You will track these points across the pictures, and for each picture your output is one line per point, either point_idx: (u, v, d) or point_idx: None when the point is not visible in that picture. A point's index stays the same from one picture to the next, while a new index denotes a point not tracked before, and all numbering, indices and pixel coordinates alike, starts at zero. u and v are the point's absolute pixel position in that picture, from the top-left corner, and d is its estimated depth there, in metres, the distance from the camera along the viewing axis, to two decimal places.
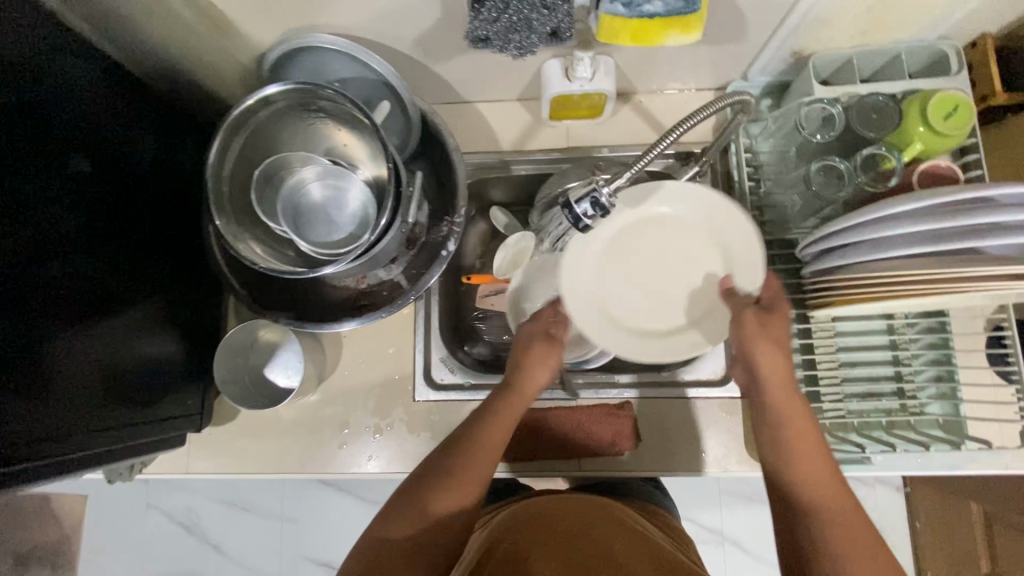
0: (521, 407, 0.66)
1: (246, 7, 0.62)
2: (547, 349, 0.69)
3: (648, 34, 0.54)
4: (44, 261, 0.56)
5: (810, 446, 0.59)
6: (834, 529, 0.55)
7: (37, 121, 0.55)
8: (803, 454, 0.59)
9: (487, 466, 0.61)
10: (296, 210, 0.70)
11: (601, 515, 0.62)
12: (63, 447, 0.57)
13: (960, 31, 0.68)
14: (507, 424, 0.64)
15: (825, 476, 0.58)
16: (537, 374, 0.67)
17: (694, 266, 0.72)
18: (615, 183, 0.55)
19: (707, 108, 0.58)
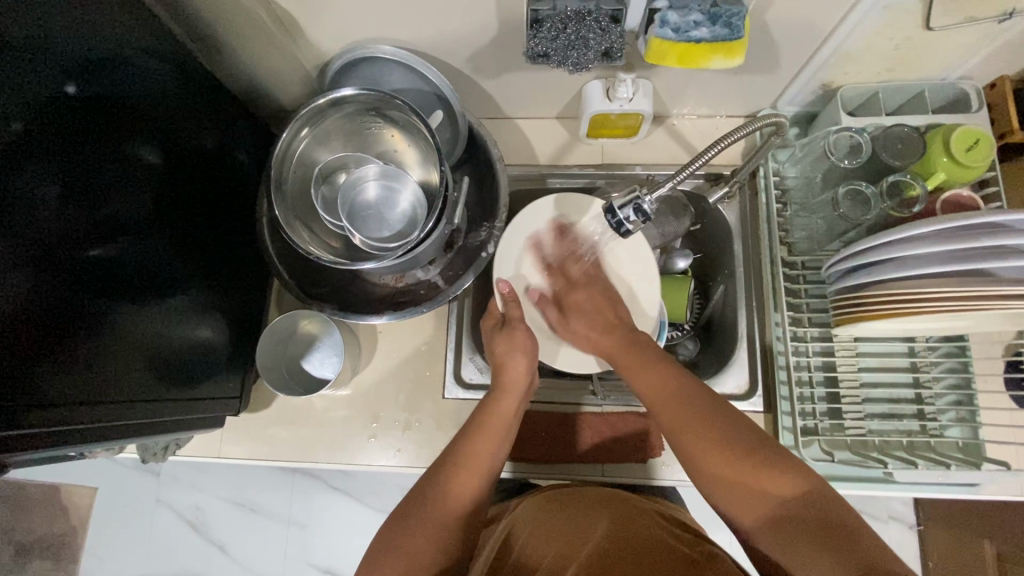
0: (507, 412, 0.66)
1: (321, 18, 0.68)
2: (525, 350, 0.71)
3: (697, 55, 0.59)
4: (104, 240, 0.60)
5: (649, 371, 0.63)
6: (682, 433, 0.57)
7: (113, 112, 0.60)
8: (648, 380, 0.63)
9: (476, 471, 0.61)
10: (351, 206, 0.75)
11: (609, 503, 0.67)
12: (100, 417, 0.59)
13: (981, 71, 0.72)
14: (493, 429, 0.64)
15: (673, 390, 0.60)
16: (511, 365, 0.69)
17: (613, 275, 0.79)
18: (658, 190, 0.59)
19: (744, 128, 0.62)
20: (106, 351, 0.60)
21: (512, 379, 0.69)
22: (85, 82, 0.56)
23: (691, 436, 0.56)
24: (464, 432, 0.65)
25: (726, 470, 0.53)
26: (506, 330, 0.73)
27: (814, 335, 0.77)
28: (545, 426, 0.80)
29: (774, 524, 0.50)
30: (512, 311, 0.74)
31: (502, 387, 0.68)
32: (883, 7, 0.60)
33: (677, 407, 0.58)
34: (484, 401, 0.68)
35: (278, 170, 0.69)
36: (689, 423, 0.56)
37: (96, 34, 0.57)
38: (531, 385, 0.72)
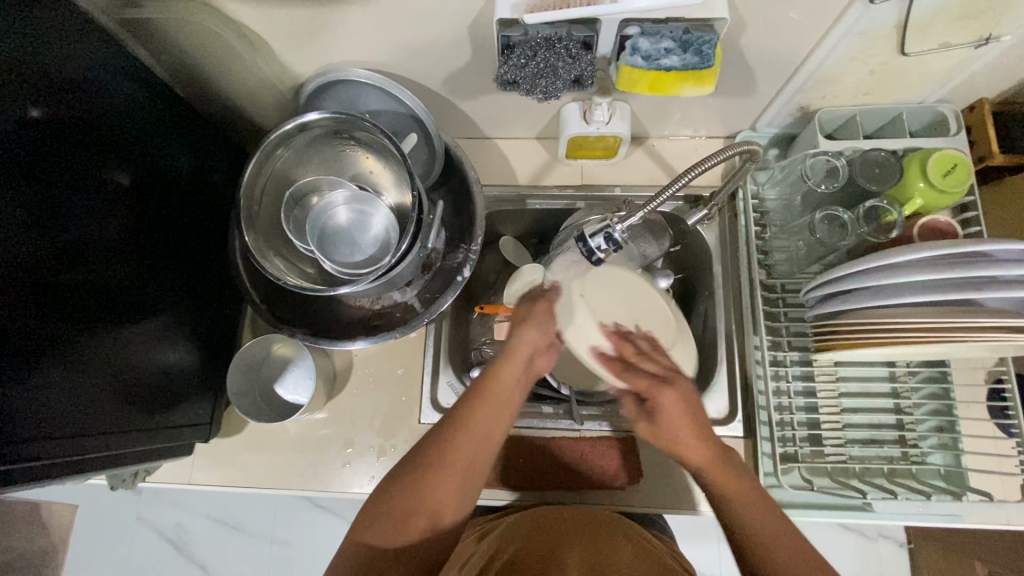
0: (515, 372, 0.58)
1: (293, 42, 0.67)
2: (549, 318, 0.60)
3: (665, 82, 0.60)
4: (73, 266, 0.59)
5: (741, 494, 0.54)
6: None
7: (81, 138, 0.59)
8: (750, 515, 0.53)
9: (479, 443, 0.56)
10: (324, 231, 0.74)
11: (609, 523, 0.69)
12: (67, 450, 0.57)
13: (959, 94, 0.72)
14: (498, 395, 0.57)
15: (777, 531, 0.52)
16: (529, 333, 0.59)
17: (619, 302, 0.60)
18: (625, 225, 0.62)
19: (732, 147, 0.63)
20: (73, 381, 0.58)
21: (524, 346, 0.59)
22: (54, 108, 0.56)
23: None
24: (463, 404, 0.58)
25: None
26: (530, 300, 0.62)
27: (794, 359, 0.76)
28: (521, 451, 0.79)
29: None
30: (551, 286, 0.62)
31: (511, 350, 0.59)
32: (857, 34, 0.59)
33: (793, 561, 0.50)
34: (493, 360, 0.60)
35: (249, 194, 0.68)
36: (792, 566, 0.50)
37: (64, 60, 0.56)
38: (550, 353, 0.61)
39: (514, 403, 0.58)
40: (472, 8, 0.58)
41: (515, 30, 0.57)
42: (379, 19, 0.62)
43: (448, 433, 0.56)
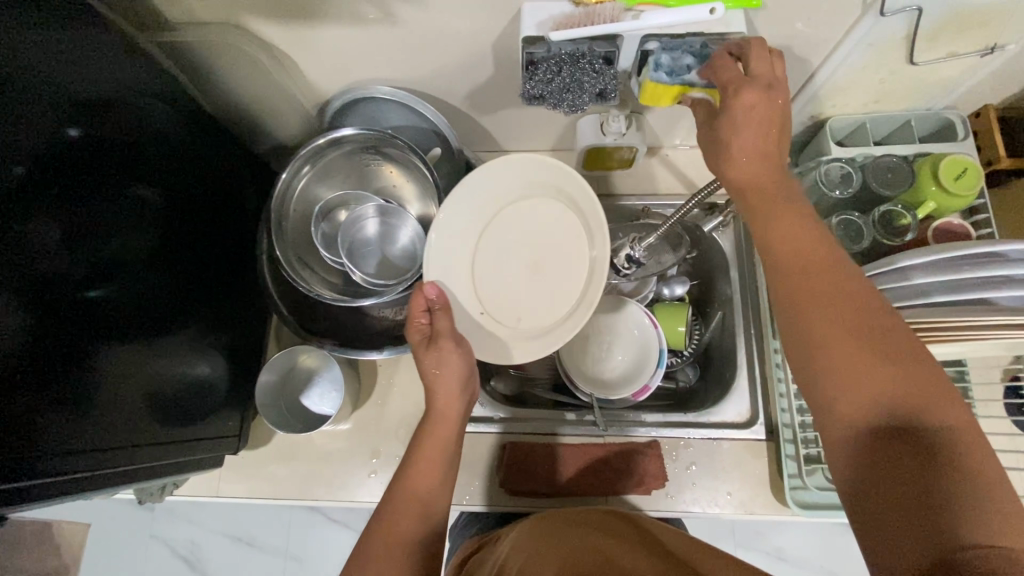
0: (441, 438, 0.63)
1: (321, 60, 0.69)
2: (458, 357, 0.63)
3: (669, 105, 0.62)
4: (102, 280, 0.60)
5: (784, 213, 0.53)
6: (825, 337, 0.48)
7: (112, 156, 0.61)
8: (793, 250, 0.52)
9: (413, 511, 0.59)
10: (353, 244, 0.75)
11: (618, 530, 0.67)
12: (95, 464, 0.57)
13: (965, 101, 0.74)
14: (426, 465, 0.61)
15: (822, 263, 0.50)
16: (441, 389, 0.62)
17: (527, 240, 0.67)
18: (642, 244, 0.69)
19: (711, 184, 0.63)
20: (95, 393, 0.58)
21: (445, 406, 0.64)
22: (87, 127, 0.57)
23: (841, 345, 0.47)
24: (400, 475, 0.62)
25: (840, 342, 0.47)
26: (434, 348, 0.63)
27: None
28: (545, 458, 0.79)
29: (873, 406, 0.45)
30: (440, 322, 0.63)
31: (434, 417, 0.64)
32: (868, 44, 0.62)
33: (827, 288, 0.49)
34: (418, 432, 0.64)
35: (278, 208, 0.70)
36: (819, 290, 0.49)
37: (97, 80, 0.58)
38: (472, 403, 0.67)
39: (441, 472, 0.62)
40: (497, 27, 0.61)
41: (539, 47, 0.59)
42: (405, 38, 0.64)
43: (385, 513, 0.59)
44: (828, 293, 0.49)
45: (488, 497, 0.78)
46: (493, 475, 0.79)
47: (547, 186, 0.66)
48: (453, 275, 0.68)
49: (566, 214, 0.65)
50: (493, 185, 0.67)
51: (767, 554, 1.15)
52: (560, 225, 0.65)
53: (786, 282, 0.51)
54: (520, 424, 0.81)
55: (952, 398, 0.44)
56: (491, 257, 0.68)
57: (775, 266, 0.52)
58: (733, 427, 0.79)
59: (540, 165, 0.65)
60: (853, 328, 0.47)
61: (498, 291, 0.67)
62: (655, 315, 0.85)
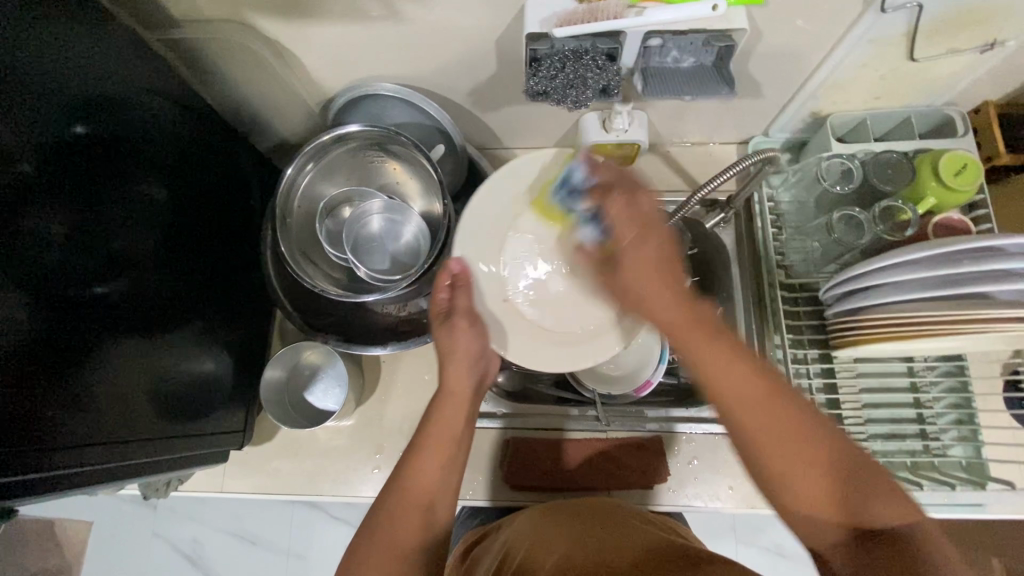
0: (452, 409, 0.63)
1: (326, 58, 0.70)
2: (473, 334, 0.64)
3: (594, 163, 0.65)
4: (107, 276, 0.60)
5: (710, 345, 0.52)
6: (783, 474, 0.48)
7: (117, 152, 0.61)
8: (736, 390, 0.50)
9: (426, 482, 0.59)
10: (357, 239, 0.76)
11: (626, 519, 0.67)
12: (102, 458, 0.58)
13: (965, 97, 0.75)
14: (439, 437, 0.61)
15: (762, 394, 0.50)
16: (454, 365, 0.64)
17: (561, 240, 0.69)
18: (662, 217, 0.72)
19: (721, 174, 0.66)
20: (101, 388, 0.58)
21: (457, 382, 0.64)
22: (93, 124, 0.58)
23: (796, 477, 0.48)
24: (412, 446, 0.62)
25: (799, 471, 0.47)
26: (449, 324, 0.65)
27: (814, 357, 0.78)
28: (549, 453, 0.79)
29: (844, 529, 0.46)
30: (458, 298, 0.65)
31: (447, 389, 0.63)
32: (869, 41, 0.62)
33: (771, 424, 0.49)
34: (431, 404, 0.64)
35: (282, 204, 0.71)
36: (763, 419, 0.49)
37: (104, 77, 0.58)
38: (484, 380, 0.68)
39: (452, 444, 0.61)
40: (501, 24, 0.61)
41: (542, 44, 0.59)
42: (410, 35, 0.64)
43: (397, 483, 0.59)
44: (771, 425, 0.49)
45: (493, 491, 0.79)
46: (497, 470, 0.79)
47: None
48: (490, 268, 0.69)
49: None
50: (537, 180, 0.70)
51: (768, 550, 1.16)
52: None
53: (734, 426, 0.50)
54: (523, 419, 0.81)
55: (898, 494, 0.46)
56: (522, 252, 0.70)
57: (720, 412, 0.52)
58: None
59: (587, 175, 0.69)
60: (802, 456, 0.48)
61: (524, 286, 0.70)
62: None
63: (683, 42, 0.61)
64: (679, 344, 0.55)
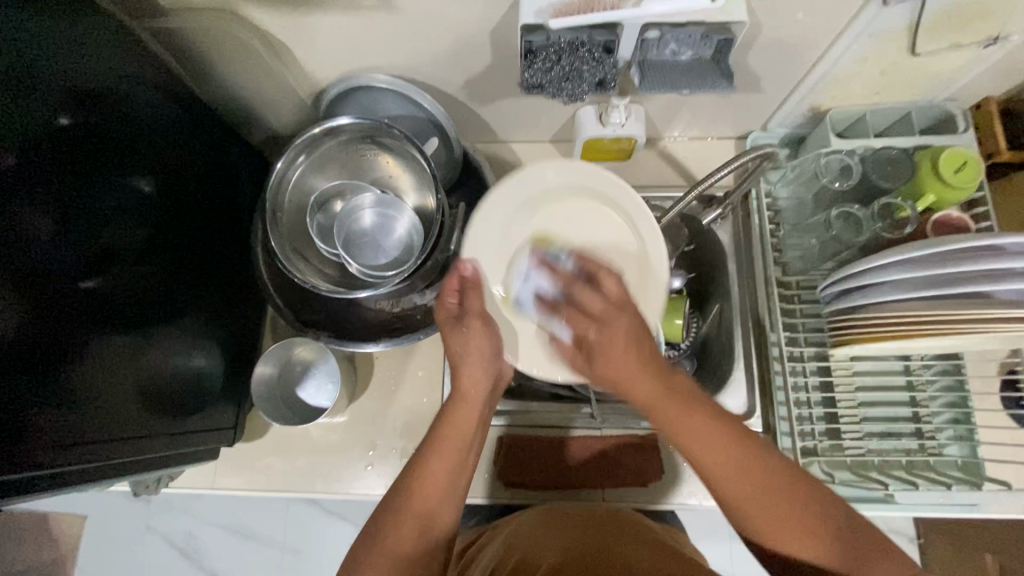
0: (464, 419, 0.60)
1: (317, 49, 0.68)
2: (485, 335, 0.61)
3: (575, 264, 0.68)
4: (96, 268, 0.59)
5: (696, 427, 0.52)
6: (786, 544, 0.50)
7: (103, 144, 0.60)
8: (719, 467, 0.51)
9: (427, 498, 0.57)
10: (350, 235, 0.75)
11: (622, 525, 0.66)
12: (88, 457, 0.56)
13: (966, 93, 0.74)
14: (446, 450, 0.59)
15: (754, 475, 0.50)
16: (466, 373, 0.61)
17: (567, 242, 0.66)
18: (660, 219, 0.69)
19: (730, 163, 0.64)
20: (89, 384, 0.57)
21: (471, 389, 0.61)
22: (78, 114, 0.56)
23: (797, 544, 0.50)
24: (418, 456, 0.60)
25: (802, 545, 0.50)
26: (461, 328, 0.61)
27: (810, 355, 0.77)
28: (543, 452, 0.79)
29: None
30: (471, 301, 0.62)
31: (458, 397, 0.61)
32: (870, 35, 0.61)
33: (764, 503, 0.50)
34: (441, 411, 0.62)
35: (272, 199, 0.69)
36: (757, 499, 0.50)
37: (89, 66, 0.57)
38: (500, 384, 0.65)
39: (461, 459, 0.59)
40: (495, 14, 0.60)
41: (538, 36, 0.58)
42: (402, 25, 0.63)
43: (398, 493, 0.58)
44: (765, 506, 0.50)
45: (486, 490, 0.78)
46: (491, 468, 0.79)
47: (598, 197, 0.67)
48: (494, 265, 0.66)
49: (615, 227, 0.66)
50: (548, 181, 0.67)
51: None
52: (610, 238, 0.66)
53: (731, 504, 0.52)
54: (516, 417, 0.80)
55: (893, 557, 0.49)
56: (532, 253, 0.66)
57: (713, 490, 0.53)
58: None
59: (594, 175, 0.66)
60: (799, 531, 0.49)
61: (536, 284, 0.66)
62: None
63: (681, 34, 0.59)
64: (668, 427, 0.54)
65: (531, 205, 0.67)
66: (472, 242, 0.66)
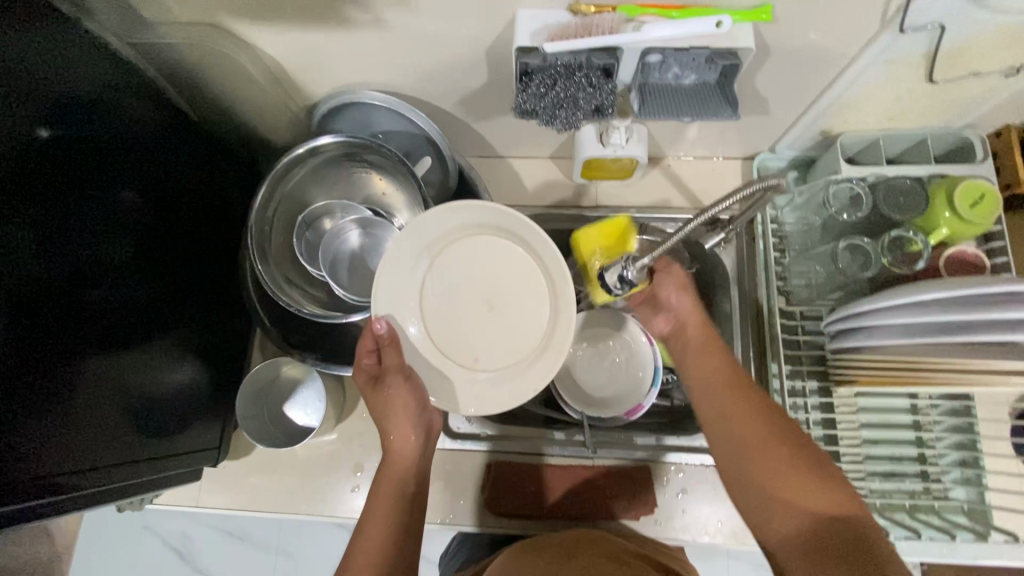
0: (397, 477, 0.61)
1: (307, 63, 0.66)
2: (408, 390, 0.61)
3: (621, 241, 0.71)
4: (82, 286, 0.58)
5: (710, 359, 0.62)
6: (753, 455, 0.55)
7: (88, 159, 0.58)
8: (719, 387, 0.60)
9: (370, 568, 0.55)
10: (336, 254, 0.73)
11: (602, 552, 0.64)
12: (68, 486, 0.55)
13: (987, 121, 0.70)
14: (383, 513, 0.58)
15: (759, 411, 0.57)
16: (397, 424, 0.61)
17: (477, 282, 0.63)
18: (637, 262, 0.59)
19: (728, 197, 0.53)
20: (72, 410, 0.56)
21: (401, 447, 0.62)
22: (59, 130, 0.55)
23: (764, 456, 0.54)
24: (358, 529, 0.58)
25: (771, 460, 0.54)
26: (383, 387, 0.61)
27: (812, 389, 0.74)
28: (531, 480, 0.77)
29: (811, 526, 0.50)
30: (388, 357, 0.60)
31: (389, 456, 0.62)
32: (884, 61, 0.58)
33: (749, 419, 0.57)
34: (376, 478, 0.62)
35: (258, 221, 0.67)
36: (748, 418, 0.57)
37: (68, 80, 0.55)
38: (430, 436, 0.65)
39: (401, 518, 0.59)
40: (490, 33, 0.57)
41: (533, 57, 0.55)
42: (394, 43, 0.61)
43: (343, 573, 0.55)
44: (748, 421, 0.57)
45: (472, 519, 0.76)
46: (477, 496, 0.77)
47: (492, 226, 0.63)
48: (408, 320, 0.63)
49: (517, 252, 0.62)
50: (439, 222, 0.62)
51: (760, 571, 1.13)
52: (515, 263, 0.63)
53: (721, 417, 0.59)
54: (506, 443, 0.78)
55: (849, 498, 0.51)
56: (443, 296, 0.64)
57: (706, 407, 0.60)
58: None
59: (482, 209, 0.61)
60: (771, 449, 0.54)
61: (453, 330, 0.64)
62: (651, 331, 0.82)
63: (684, 58, 0.56)
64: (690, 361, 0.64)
65: (431, 248, 0.63)
66: (382, 301, 0.62)
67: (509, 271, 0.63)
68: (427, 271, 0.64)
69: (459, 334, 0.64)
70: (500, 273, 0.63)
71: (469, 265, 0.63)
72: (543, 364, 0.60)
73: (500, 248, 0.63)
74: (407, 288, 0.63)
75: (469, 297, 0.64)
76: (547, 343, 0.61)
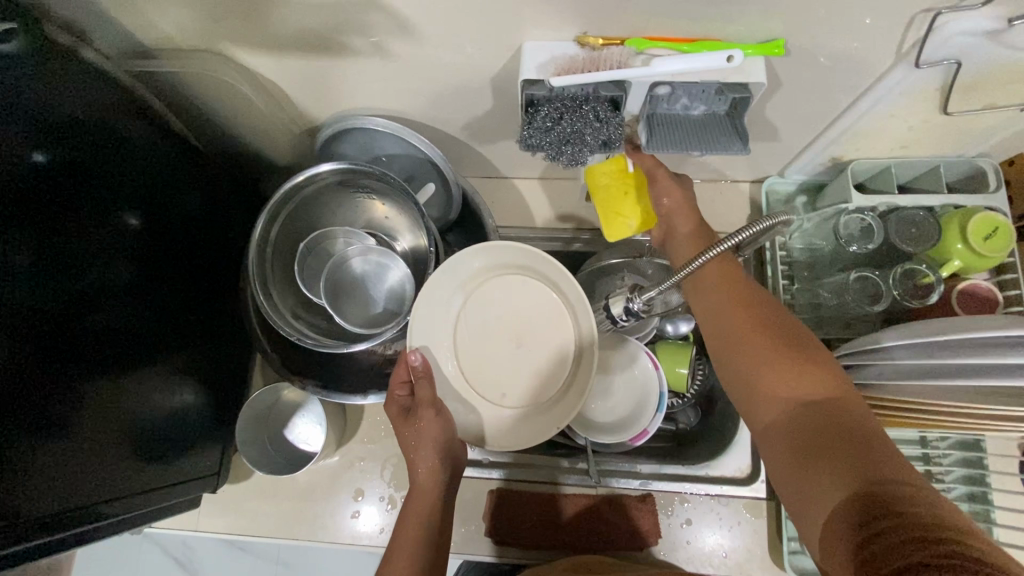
0: (423, 510, 0.60)
1: (310, 88, 0.65)
2: (438, 423, 0.62)
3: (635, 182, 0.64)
4: (81, 315, 0.57)
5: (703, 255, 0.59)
6: (744, 348, 0.52)
7: (85, 186, 0.57)
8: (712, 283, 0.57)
9: None
10: (337, 281, 0.72)
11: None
12: (71, 521, 0.54)
13: (1001, 150, 0.69)
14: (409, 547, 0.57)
15: (751, 305, 0.54)
16: (422, 457, 0.61)
17: (506, 318, 0.66)
18: (643, 296, 0.58)
19: (743, 229, 0.51)
20: (73, 440, 0.55)
21: (427, 481, 0.61)
22: (55, 160, 0.54)
23: (754, 349, 0.51)
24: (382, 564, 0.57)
25: (761, 352, 0.51)
26: (413, 419, 0.62)
27: None
28: (534, 510, 0.76)
29: (799, 418, 0.47)
30: (421, 390, 0.62)
31: (414, 490, 0.61)
32: (899, 94, 0.57)
33: (741, 314, 0.54)
34: (401, 510, 0.61)
35: (259, 251, 0.66)
36: (738, 313, 0.54)
37: (66, 110, 0.54)
38: (456, 472, 0.65)
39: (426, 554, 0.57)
40: (496, 62, 0.56)
41: (539, 88, 0.54)
42: (398, 70, 0.60)
43: None
44: (741, 316, 0.53)
45: (475, 547, 0.75)
46: (479, 525, 0.76)
47: (521, 266, 0.66)
48: (440, 355, 0.67)
49: (546, 291, 0.65)
50: (472, 261, 0.66)
51: None
52: (541, 303, 0.66)
53: (713, 314, 0.56)
54: (508, 470, 0.78)
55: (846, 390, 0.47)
56: (472, 333, 0.67)
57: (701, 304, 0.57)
58: (732, 482, 0.75)
59: (512, 250, 0.64)
60: (762, 343, 0.51)
61: (482, 366, 0.67)
62: (656, 356, 0.80)
63: (693, 89, 0.55)
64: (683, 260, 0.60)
65: (465, 285, 0.67)
66: (417, 335, 0.65)
67: (536, 310, 0.66)
68: (459, 307, 0.67)
69: (487, 371, 0.67)
70: (528, 311, 0.66)
71: (499, 303, 0.66)
72: (566, 402, 0.63)
73: (527, 287, 0.66)
74: (437, 326, 0.67)
75: (498, 334, 0.66)
76: (569, 381, 0.64)
